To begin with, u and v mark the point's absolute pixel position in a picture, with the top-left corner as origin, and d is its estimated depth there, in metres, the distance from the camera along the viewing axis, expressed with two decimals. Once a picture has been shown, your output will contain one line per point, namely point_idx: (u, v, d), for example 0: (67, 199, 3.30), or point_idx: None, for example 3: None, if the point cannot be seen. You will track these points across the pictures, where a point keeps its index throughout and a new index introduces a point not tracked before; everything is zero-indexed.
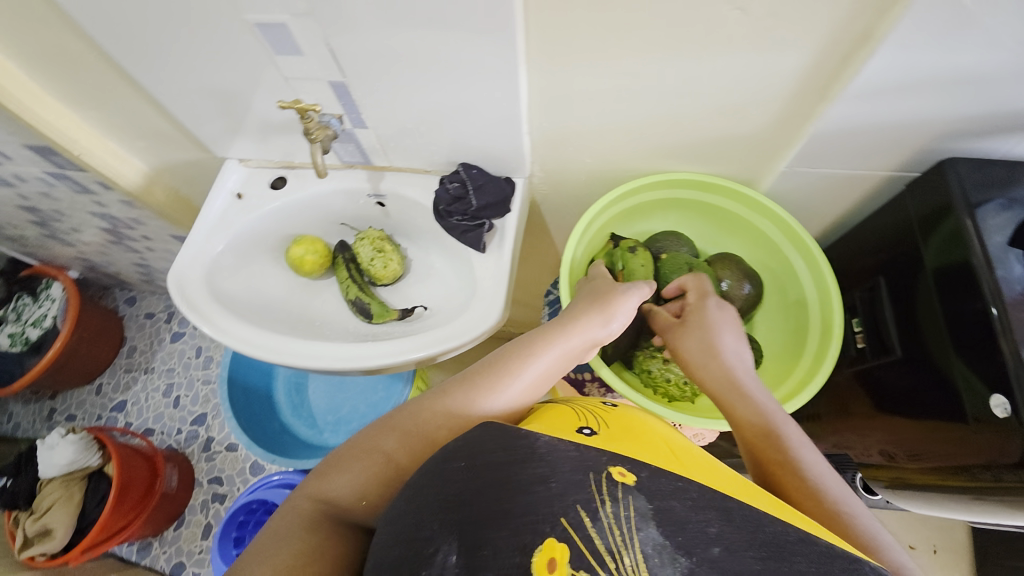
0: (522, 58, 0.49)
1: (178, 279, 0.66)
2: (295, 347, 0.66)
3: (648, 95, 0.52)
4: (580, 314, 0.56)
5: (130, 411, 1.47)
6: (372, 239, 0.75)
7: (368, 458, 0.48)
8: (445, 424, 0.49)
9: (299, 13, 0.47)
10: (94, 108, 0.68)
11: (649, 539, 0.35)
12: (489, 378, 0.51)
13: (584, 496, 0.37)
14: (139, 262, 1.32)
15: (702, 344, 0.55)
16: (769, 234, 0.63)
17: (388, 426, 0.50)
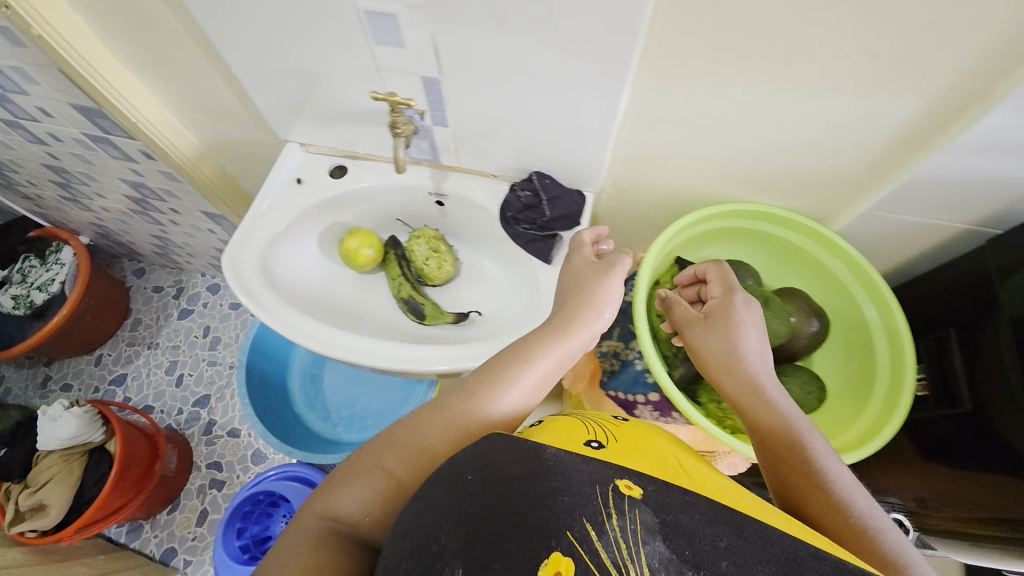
0: (630, 74, 0.49)
1: (235, 269, 0.64)
2: (353, 344, 0.64)
3: (746, 124, 0.52)
4: (578, 315, 0.54)
5: (129, 386, 1.43)
6: (427, 238, 0.73)
7: (370, 475, 0.45)
8: (446, 435, 0.47)
9: (413, 5, 0.46)
10: (159, 77, 0.66)
11: (656, 553, 0.33)
12: (488, 384, 0.49)
13: (590, 508, 0.36)
14: (158, 234, 1.28)
15: (726, 342, 0.52)
16: (842, 277, 0.63)
17: (388, 440, 0.47)
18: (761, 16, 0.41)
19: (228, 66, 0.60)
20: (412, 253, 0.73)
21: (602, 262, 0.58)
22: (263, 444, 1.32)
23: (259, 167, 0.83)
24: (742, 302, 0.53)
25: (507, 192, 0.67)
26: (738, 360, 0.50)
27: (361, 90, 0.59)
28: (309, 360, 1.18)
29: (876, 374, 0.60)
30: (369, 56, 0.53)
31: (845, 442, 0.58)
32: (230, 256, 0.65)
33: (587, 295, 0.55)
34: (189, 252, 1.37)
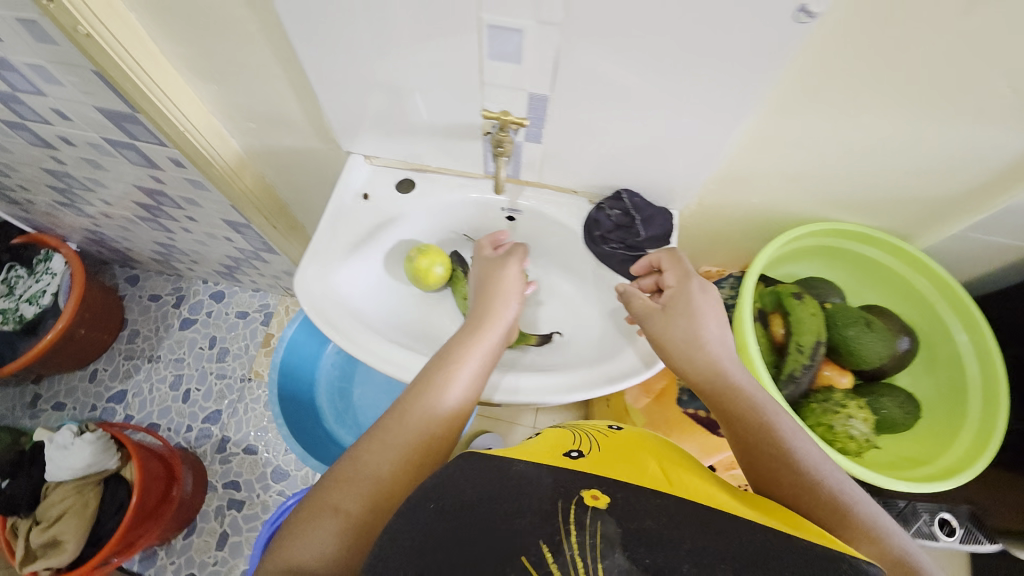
0: (761, 97, 0.47)
1: (313, 303, 0.60)
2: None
3: (863, 148, 0.51)
4: (484, 318, 0.58)
5: (130, 403, 1.33)
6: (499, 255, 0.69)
7: (318, 519, 0.43)
8: (387, 457, 0.46)
9: (547, 21, 0.42)
10: (214, 83, 0.60)
11: (615, 566, 0.32)
12: (416, 398, 0.50)
13: (548, 527, 0.34)
14: (163, 241, 1.19)
15: (686, 331, 0.51)
16: (926, 295, 0.64)
17: (333, 479, 0.45)
18: (917, 44, 0.40)
19: (303, 72, 0.55)
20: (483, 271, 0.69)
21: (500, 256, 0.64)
22: (283, 461, 1.26)
23: (305, 177, 0.78)
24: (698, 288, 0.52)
25: (591, 210, 0.65)
26: (698, 347, 0.50)
27: (452, 103, 0.55)
28: (336, 373, 1.13)
29: (967, 390, 0.60)
30: (476, 69, 0.49)
31: (948, 463, 0.58)
32: (302, 290, 0.60)
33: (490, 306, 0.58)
34: (195, 258, 1.28)
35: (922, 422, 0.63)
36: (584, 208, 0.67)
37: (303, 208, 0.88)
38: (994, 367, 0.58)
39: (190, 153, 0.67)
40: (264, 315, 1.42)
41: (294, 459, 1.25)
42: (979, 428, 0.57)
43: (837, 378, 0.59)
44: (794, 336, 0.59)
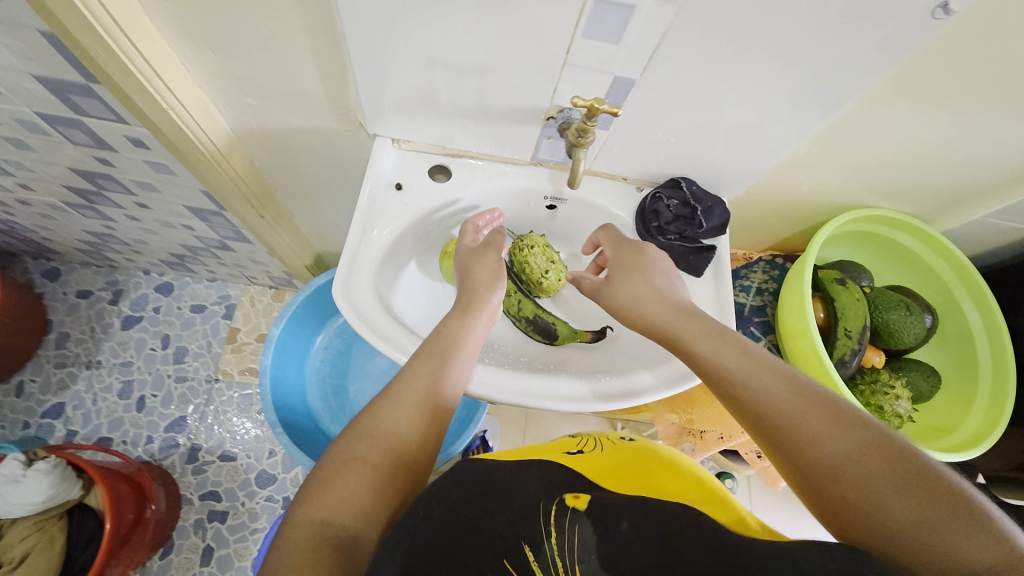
0: (851, 87, 0.46)
1: (364, 319, 0.52)
2: (516, 384, 0.56)
3: (922, 138, 0.53)
4: (475, 296, 0.54)
5: (70, 418, 1.15)
6: (541, 247, 0.64)
7: (343, 471, 0.42)
8: (404, 415, 0.46)
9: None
10: (212, 50, 0.49)
11: (589, 567, 0.36)
12: (425, 363, 0.49)
13: (529, 530, 0.39)
14: (96, 230, 1.01)
15: (637, 297, 0.51)
16: (941, 274, 0.69)
17: (351, 434, 0.45)
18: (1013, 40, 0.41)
19: (338, 40, 0.46)
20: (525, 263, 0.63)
21: (480, 244, 0.58)
22: (268, 465, 1.16)
23: (304, 161, 0.67)
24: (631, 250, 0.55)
25: (646, 199, 0.62)
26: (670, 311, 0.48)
27: (518, 82, 0.48)
28: (328, 370, 1.04)
29: (976, 361, 0.68)
30: (562, 47, 0.43)
31: (970, 429, 0.65)
32: (348, 308, 0.52)
33: (478, 284, 0.55)
34: (139, 248, 1.10)
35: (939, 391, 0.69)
36: (633, 197, 0.64)
37: (294, 193, 0.77)
38: (1001, 340, 0.65)
39: (173, 139, 0.56)
40: (225, 308, 1.26)
41: (280, 462, 1.16)
42: (991, 396, 0.65)
43: (869, 355, 0.63)
44: (843, 322, 0.61)
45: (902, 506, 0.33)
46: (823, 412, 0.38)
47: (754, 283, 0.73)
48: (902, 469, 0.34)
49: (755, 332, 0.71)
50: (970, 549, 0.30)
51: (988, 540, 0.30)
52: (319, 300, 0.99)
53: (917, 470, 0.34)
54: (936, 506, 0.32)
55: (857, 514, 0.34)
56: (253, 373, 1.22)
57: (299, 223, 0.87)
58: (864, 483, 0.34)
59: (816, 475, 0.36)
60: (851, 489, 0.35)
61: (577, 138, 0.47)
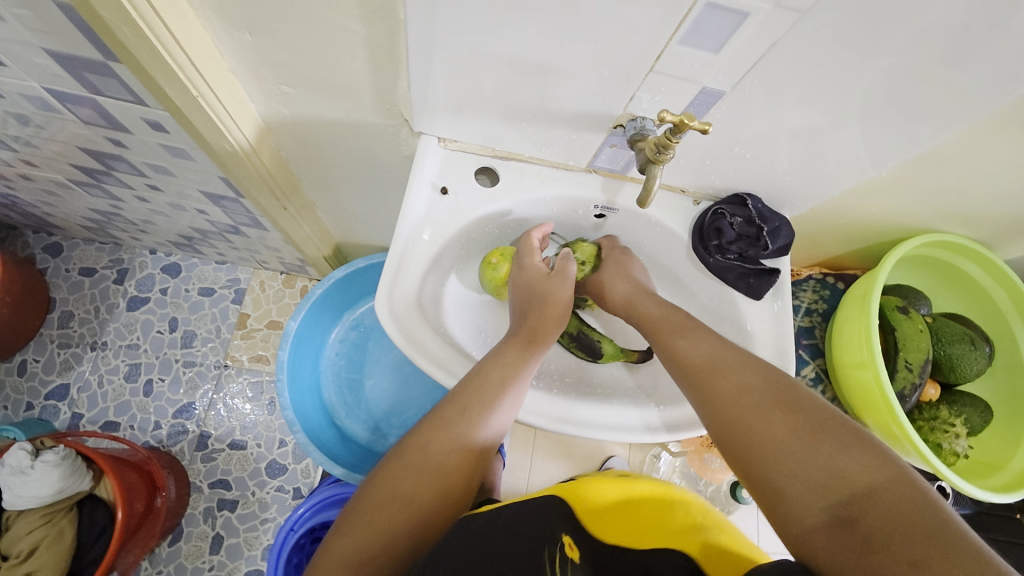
0: (961, 112, 0.42)
1: (409, 339, 0.50)
2: (567, 411, 0.52)
3: (1013, 165, 0.49)
4: (541, 330, 0.51)
5: (76, 400, 1.12)
6: (588, 251, 0.60)
7: (385, 509, 0.40)
8: (453, 448, 0.44)
9: (785, 3, 0.34)
10: (250, 33, 0.43)
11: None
12: (480, 392, 0.46)
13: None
14: (103, 209, 0.96)
15: (609, 284, 0.58)
16: (1000, 302, 0.66)
17: (395, 462, 0.43)
18: None
19: (396, 31, 0.41)
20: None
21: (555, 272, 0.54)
22: (278, 455, 1.13)
23: (337, 153, 0.62)
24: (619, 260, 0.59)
25: (706, 214, 0.58)
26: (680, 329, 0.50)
27: (592, 85, 0.44)
28: (342, 364, 1.00)
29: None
30: (652, 54, 0.39)
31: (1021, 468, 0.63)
32: (395, 330, 0.50)
33: (546, 310, 0.52)
34: (146, 228, 1.05)
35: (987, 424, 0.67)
36: (689, 210, 0.60)
37: (318, 183, 0.71)
38: None
39: (202, 134, 0.52)
40: (234, 292, 1.22)
41: (290, 452, 1.14)
42: None
43: (927, 389, 0.61)
44: (906, 354, 0.58)
45: (791, 430, 0.39)
46: (737, 360, 0.45)
47: (804, 302, 0.71)
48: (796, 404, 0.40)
49: (804, 355, 0.69)
50: (846, 465, 0.36)
51: (864, 461, 0.36)
52: (337, 292, 0.95)
53: (813, 406, 0.40)
54: (819, 431, 0.38)
55: (756, 440, 0.40)
56: (262, 361, 1.18)
57: (321, 213, 0.83)
58: (761, 411, 0.41)
59: (724, 409, 0.43)
60: (750, 416, 0.41)
61: (655, 154, 0.45)
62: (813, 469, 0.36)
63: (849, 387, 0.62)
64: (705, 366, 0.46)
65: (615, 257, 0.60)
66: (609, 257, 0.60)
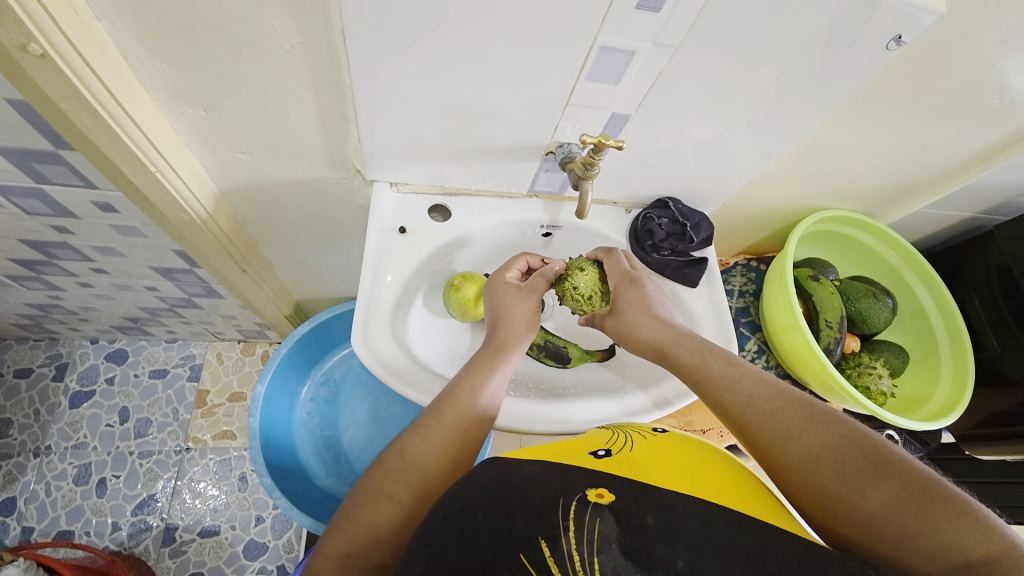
0: (815, 109, 0.53)
1: (391, 371, 0.54)
2: (537, 413, 0.58)
3: (868, 147, 0.61)
4: (509, 338, 0.55)
5: (21, 514, 1.03)
6: (593, 278, 0.60)
7: (370, 505, 0.43)
8: (432, 448, 0.46)
9: (663, 42, 0.43)
10: (204, 108, 0.47)
11: (611, 560, 0.35)
12: (452, 399, 0.49)
13: (547, 524, 0.38)
14: (41, 301, 0.92)
15: (637, 325, 0.56)
16: (892, 260, 0.77)
17: (379, 467, 0.45)
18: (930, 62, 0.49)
19: (344, 93, 0.47)
20: (578, 300, 0.61)
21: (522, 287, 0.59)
22: (256, 533, 1.07)
23: (293, 211, 0.65)
24: (631, 282, 0.58)
25: (638, 220, 0.66)
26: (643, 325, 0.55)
27: (522, 122, 0.51)
28: (316, 423, 0.99)
29: (935, 336, 0.77)
30: (566, 90, 0.47)
31: (942, 400, 0.73)
32: (375, 363, 0.54)
33: (512, 320, 0.57)
34: (90, 316, 1.01)
35: (909, 367, 0.78)
36: (623, 219, 0.68)
37: (275, 242, 0.74)
38: (951, 315, 0.75)
39: (160, 207, 0.53)
40: (190, 369, 1.17)
41: (269, 528, 1.07)
42: (955, 365, 0.74)
43: (849, 342, 0.71)
44: (824, 313, 0.68)
45: (881, 496, 0.37)
46: (801, 417, 0.43)
47: (736, 286, 0.79)
48: (878, 462, 0.39)
49: (745, 331, 0.77)
50: (950, 532, 0.35)
51: (965, 527, 0.35)
52: (303, 350, 0.95)
53: (897, 465, 0.38)
54: (909, 499, 0.36)
55: (843, 508, 0.39)
56: (227, 437, 1.13)
57: (280, 272, 0.84)
58: (843, 475, 0.39)
59: (801, 473, 0.41)
60: (832, 481, 0.40)
61: (583, 171, 0.52)
62: (907, 532, 0.36)
63: (786, 352, 0.70)
64: (769, 424, 0.44)
65: (626, 291, 0.58)
66: (622, 291, 0.58)
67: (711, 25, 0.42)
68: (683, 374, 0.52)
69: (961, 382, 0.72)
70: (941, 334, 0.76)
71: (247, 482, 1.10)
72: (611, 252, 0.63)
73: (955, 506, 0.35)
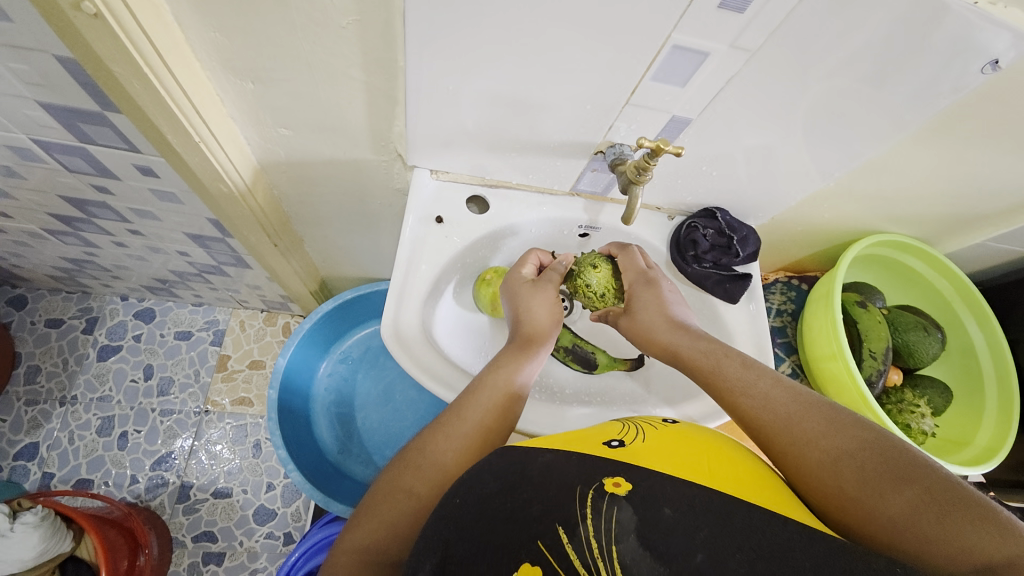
0: (890, 126, 0.49)
1: (411, 358, 0.53)
2: (558, 417, 0.58)
3: (940, 172, 0.56)
4: (534, 338, 0.53)
5: (45, 459, 1.06)
6: (605, 275, 0.58)
7: (387, 500, 0.42)
8: (451, 447, 0.45)
9: (739, 45, 0.40)
10: (253, 82, 0.46)
11: (630, 550, 0.34)
12: (475, 397, 0.48)
13: (564, 513, 0.36)
14: (76, 256, 0.94)
15: (653, 329, 0.54)
16: (945, 292, 0.73)
17: (400, 464, 0.45)
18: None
19: (396, 76, 0.45)
20: (592, 297, 0.59)
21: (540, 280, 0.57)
22: (267, 499, 1.09)
23: (331, 190, 0.64)
24: (646, 283, 0.56)
25: (681, 228, 0.63)
26: (662, 329, 0.53)
27: (575, 119, 0.49)
28: (333, 399, 0.99)
29: (983, 376, 0.73)
30: (628, 89, 0.45)
31: (986, 443, 0.69)
32: (397, 348, 0.53)
33: (535, 318, 0.54)
34: (121, 274, 1.03)
35: (950, 404, 0.74)
36: (665, 225, 0.65)
37: (308, 220, 0.73)
38: (1003, 356, 0.71)
39: (202, 178, 0.53)
40: (213, 334, 1.19)
41: (279, 496, 1.10)
42: (1002, 409, 0.70)
43: (892, 374, 0.67)
44: (868, 343, 0.65)
45: (902, 498, 0.36)
46: (820, 421, 0.42)
47: (774, 304, 0.77)
48: (899, 465, 0.38)
49: (780, 352, 0.74)
50: (973, 534, 0.34)
51: (987, 530, 0.34)
52: (325, 327, 0.95)
53: (917, 469, 0.38)
54: (931, 501, 0.36)
55: (863, 509, 0.38)
56: (244, 403, 1.15)
57: (309, 249, 0.84)
58: (864, 479, 0.38)
59: (821, 478, 0.40)
60: (852, 484, 0.39)
61: (635, 175, 0.49)
62: (930, 533, 0.35)
63: (823, 378, 0.67)
64: (786, 428, 0.43)
65: (639, 292, 0.56)
66: (636, 292, 0.57)
67: (794, 29, 0.39)
68: (698, 378, 0.50)
69: (1008, 426, 0.68)
70: (990, 375, 0.72)
71: (261, 449, 1.12)
72: (626, 249, 0.60)
73: (976, 509, 0.35)
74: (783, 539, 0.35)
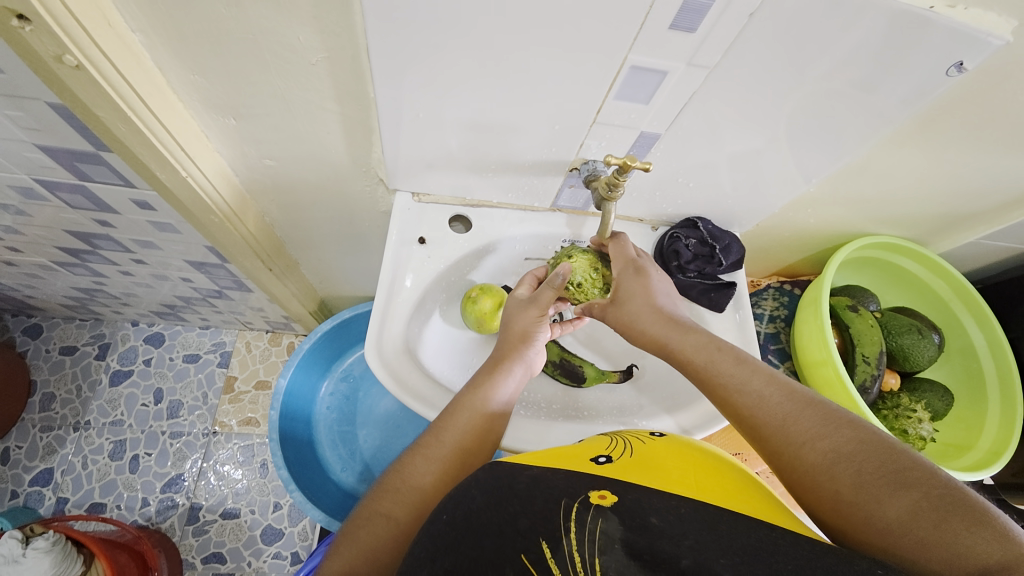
0: (862, 132, 0.49)
1: (394, 374, 0.54)
2: (546, 433, 0.58)
3: (922, 174, 0.56)
4: (516, 352, 0.54)
5: (59, 484, 1.09)
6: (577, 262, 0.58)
7: (367, 526, 0.43)
8: (430, 469, 0.46)
9: (697, 63, 0.41)
10: (234, 117, 0.48)
11: (613, 561, 0.34)
12: (454, 417, 0.49)
13: (549, 527, 0.36)
14: (86, 286, 0.97)
15: (637, 317, 0.54)
16: (941, 292, 0.72)
17: (379, 487, 0.46)
18: (999, 85, 0.45)
19: (368, 107, 0.47)
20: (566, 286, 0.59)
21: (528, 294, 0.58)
22: (274, 519, 1.10)
23: (319, 215, 0.66)
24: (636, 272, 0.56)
25: (664, 239, 0.64)
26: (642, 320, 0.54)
27: (547, 139, 0.50)
28: (334, 418, 1.00)
29: (984, 377, 0.71)
30: (593, 108, 0.46)
31: (988, 447, 0.67)
32: (380, 366, 0.54)
33: (518, 331, 0.55)
34: (129, 301, 1.06)
35: (952, 407, 0.72)
36: (648, 236, 0.66)
37: (302, 245, 0.75)
38: (1004, 356, 0.69)
39: (193, 209, 0.55)
40: (220, 356, 1.22)
41: (286, 515, 1.11)
42: (1003, 410, 0.68)
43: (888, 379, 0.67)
44: (862, 347, 0.64)
45: (898, 503, 0.36)
46: (816, 422, 0.42)
47: (767, 309, 0.76)
48: (897, 470, 0.37)
49: (773, 359, 0.74)
50: (972, 540, 0.32)
51: (986, 536, 0.32)
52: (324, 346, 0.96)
53: (919, 473, 0.36)
54: (929, 508, 0.35)
55: (860, 515, 0.37)
56: (251, 424, 1.17)
57: (305, 271, 0.86)
58: (861, 482, 0.38)
59: (816, 481, 0.40)
60: (849, 489, 0.38)
61: (607, 192, 0.50)
62: (927, 538, 0.34)
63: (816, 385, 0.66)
64: (781, 429, 0.43)
65: (628, 281, 0.56)
66: (624, 280, 0.56)
67: (751, 45, 0.40)
68: (693, 377, 0.50)
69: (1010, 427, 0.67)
70: (991, 375, 0.70)
71: (268, 469, 1.14)
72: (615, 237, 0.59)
73: (978, 516, 0.33)
74: (769, 545, 0.34)
